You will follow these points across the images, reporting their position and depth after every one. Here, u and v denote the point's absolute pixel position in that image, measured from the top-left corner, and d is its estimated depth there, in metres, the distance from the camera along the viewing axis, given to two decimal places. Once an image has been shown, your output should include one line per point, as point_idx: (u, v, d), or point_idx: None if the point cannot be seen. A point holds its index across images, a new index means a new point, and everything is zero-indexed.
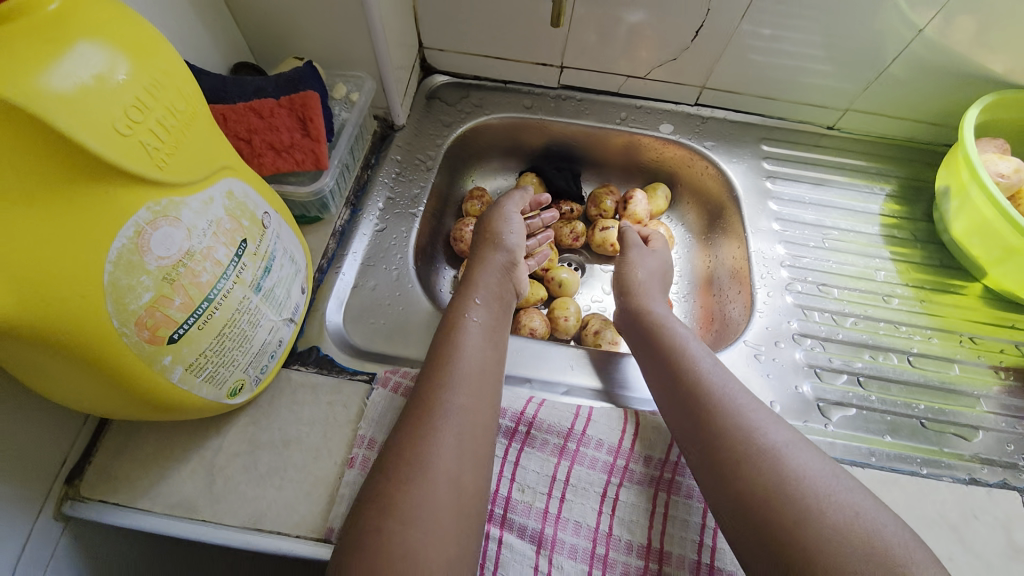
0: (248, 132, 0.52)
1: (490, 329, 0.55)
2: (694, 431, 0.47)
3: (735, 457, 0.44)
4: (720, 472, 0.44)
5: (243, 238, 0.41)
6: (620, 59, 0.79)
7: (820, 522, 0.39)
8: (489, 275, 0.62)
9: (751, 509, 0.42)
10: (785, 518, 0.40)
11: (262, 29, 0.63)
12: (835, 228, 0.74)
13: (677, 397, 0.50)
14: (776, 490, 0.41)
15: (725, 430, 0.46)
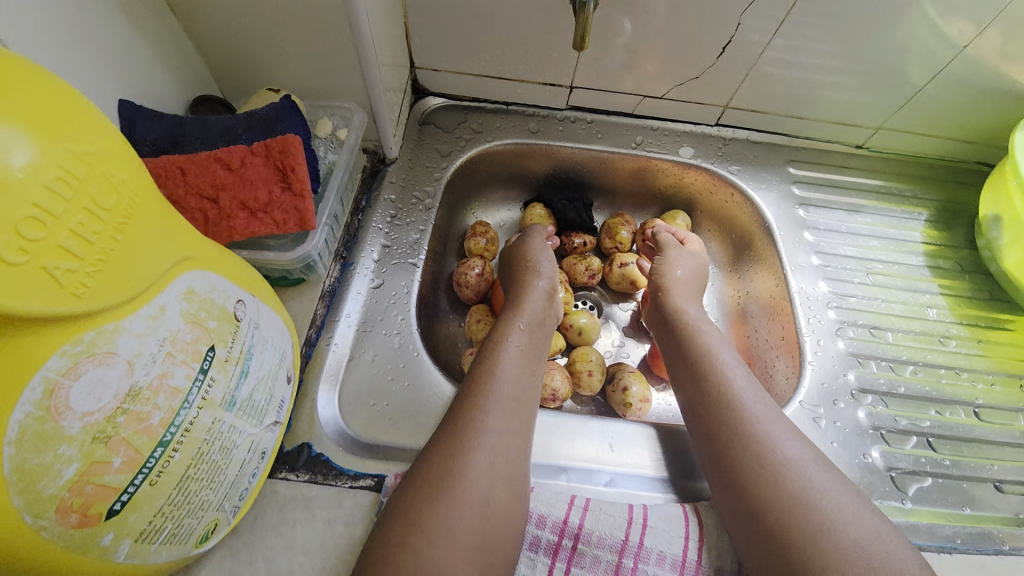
0: (214, 187, 0.42)
1: (528, 356, 0.53)
2: (714, 447, 0.46)
3: (751, 480, 0.43)
4: (736, 492, 0.43)
5: (211, 346, 0.31)
6: (635, 79, 0.70)
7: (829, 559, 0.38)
8: (534, 297, 0.59)
9: (759, 534, 0.41)
10: (793, 548, 0.39)
11: (225, 54, 0.52)
12: (879, 261, 0.68)
13: (701, 410, 0.49)
14: (787, 518, 0.40)
15: (745, 448, 0.44)
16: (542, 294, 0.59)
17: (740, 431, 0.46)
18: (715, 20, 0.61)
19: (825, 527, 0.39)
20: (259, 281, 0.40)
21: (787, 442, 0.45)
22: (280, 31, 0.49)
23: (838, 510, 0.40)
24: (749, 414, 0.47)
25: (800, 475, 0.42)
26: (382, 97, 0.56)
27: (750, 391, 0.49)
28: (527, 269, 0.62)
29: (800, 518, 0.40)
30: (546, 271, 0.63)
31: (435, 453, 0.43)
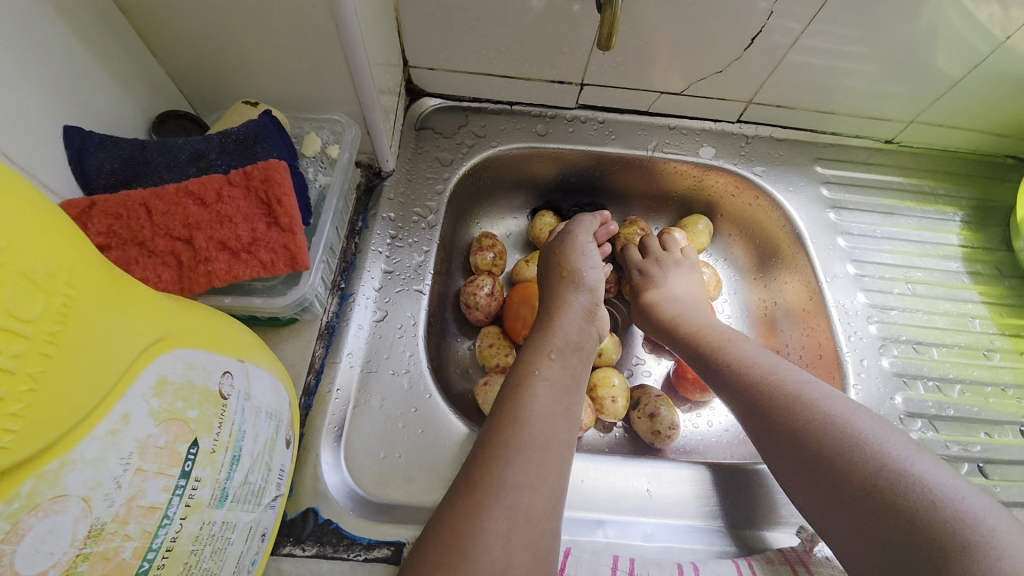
0: (187, 227, 0.36)
1: (564, 392, 0.45)
2: (756, 425, 0.43)
3: (798, 446, 0.39)
4: (790, 463, 0.39)
5: (193, 440, 0.26)
6: (651, 76, 0.64)
7: (898, 503, 0.32)
8: (570, 319, 0.52)
9: (824, 501, 0.36)
10: (864, 505, 0.34)
11: (193, 62, 0.45)
12: (916, 268, 0.65)
13: (734, 389, 0.46)
14: (841, 472, 0.36)
15: (782, 415, 0.41)
16: (581, 312, 0.53)
17: (771, 399, 0.43)
18: (743, 11, 0.54)
19: (883, 468, 0.34)
20: (246, 337, 0.34)
21: (823, 394, 0.41)
22: (253, 34, 0.42)
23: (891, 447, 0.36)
24: (781, 379, 0.44)
25: (846, 425, 0.38)
26: (374, 100, 0.48)
27: (774, 360, 0.47)
28: (565, 283, 0.55)
29: (853, 465, 0.36)
30: (588, 282, 0.55)
31: (450, 512, 0.36)
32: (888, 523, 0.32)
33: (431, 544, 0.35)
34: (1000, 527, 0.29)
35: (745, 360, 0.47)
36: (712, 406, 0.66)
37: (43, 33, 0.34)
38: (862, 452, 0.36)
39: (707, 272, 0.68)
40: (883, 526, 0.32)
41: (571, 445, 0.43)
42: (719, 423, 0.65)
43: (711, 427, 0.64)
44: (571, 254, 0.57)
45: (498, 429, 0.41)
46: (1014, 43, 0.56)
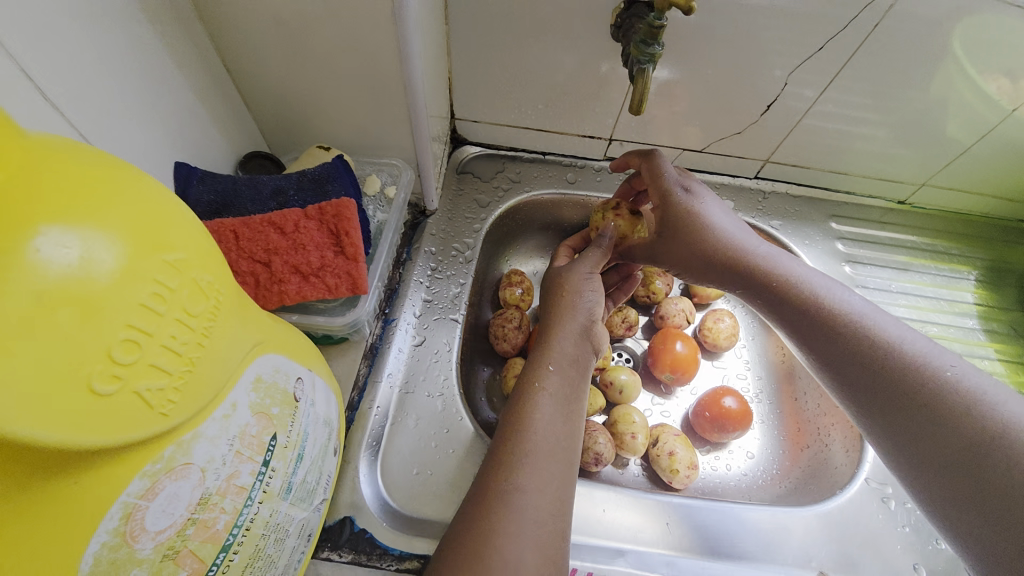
0: (267, 252, 0.41)
1: (566, 401, 0.46)
2: (809, 337, 0.45)
3: (874, 390, 0.40)
4: (865, 405, 0.41)
5: (274, 434, 0.29)
6: (676, 135, 0.70)
7: (964, 425, 0.35)
8: (568, 336, 0.50)
9: (896, 441, 0.39)
10: (917, 418, 0.38)
11: (276, 110, 0.52)
12: (931, 323, 0.67)
13: (802, 329, 0.45)
14: (920, 412, 0.38)
15: (857, 359, 0.42)
16: (576, 329, 0.51)
17: (846, 341, 0.42)
18: (759, 81, 0.60)
19: (965, 413, 0.36)
20: (312, 351, 0.39)
21: (905, 337, 0.41)
22: (332, 89, 0.49)
23: (978, 390, 0.37)
24: (854, 322, 0.43)
25: (929, 364, 0.39)
26: (428, 147, 0.54)
27: (847, 294, 0.46)
28: (561, 304, 0.53)
29: (934, 409, 0.37)
30: (586, 303, 0.52)
31: (470, 514, 0.39)
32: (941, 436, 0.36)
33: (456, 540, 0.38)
34: None
35: (819, 298, 0.45)
36: (730, 449, 0.67)
37: (167, 88, 0.42)
38: (945, 399, 0.37)
39: (726, 320, 0.71)
40: (951, 452, 0.36)
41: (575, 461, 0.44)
42: (737, 467, 0.66)
43: (730, 471, 0.65)
44: (568, 279, 0.54)
45: (505, 439, 0.43)
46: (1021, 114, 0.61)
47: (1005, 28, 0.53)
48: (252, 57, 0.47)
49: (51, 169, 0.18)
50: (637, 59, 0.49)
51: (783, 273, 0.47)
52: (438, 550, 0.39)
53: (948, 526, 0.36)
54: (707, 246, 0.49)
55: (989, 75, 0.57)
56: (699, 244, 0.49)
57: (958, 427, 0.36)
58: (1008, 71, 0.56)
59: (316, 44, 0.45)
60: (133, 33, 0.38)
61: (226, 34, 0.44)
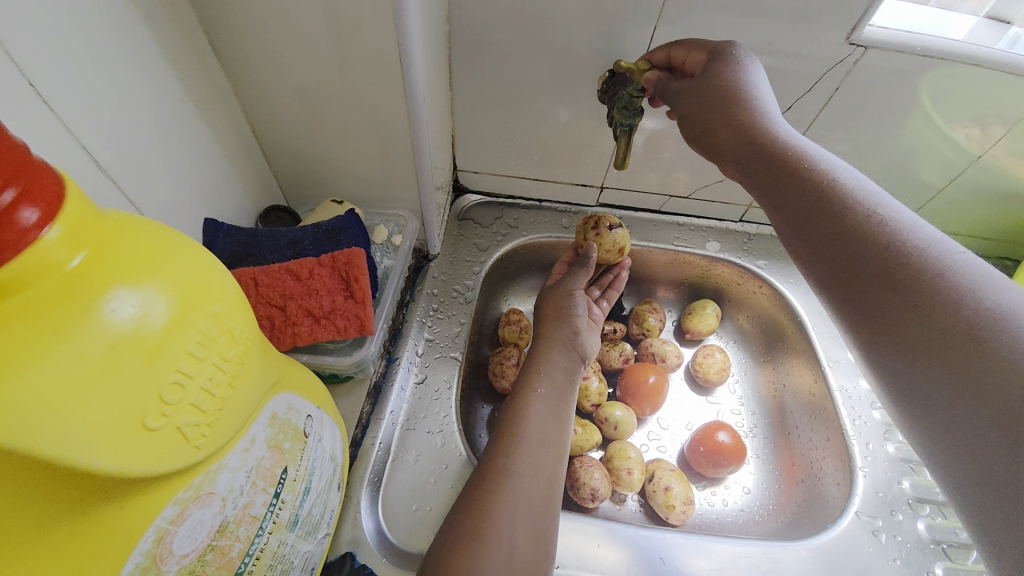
0: (283, 297, 0.45)
1: (557, 403, 0.52)
2: (804, 220, 0.38)
3: (857, 268, 0.34)
4: (846, 288, 0.35)
5: (285, 467, 0.32)
6: (663, 182, 0.75)
7: (959, 322, 0.29)
8: (557, 346, 0.57)
9: (874, 334, 0.33)
10: (908, 313, 0.31)
11: (295, 169, 0.58)
12: None
13: (792, 200, 0.39)
14: (904, 294, 0.32)
15: (844, 242, 0.35)
16: (565, 339, 0.57)
17: (837, 216, 0.36)
18: None
19: (955, 296, 0.30)
20: (320, 389, 0.42)
21: (905, 217, 0.34)
22: (346, 148, 0.55)
23: (979, 277, 0.30)
24: (849, 196, 0.36)
25: (933, 253, 0.32)
26: (431, 197, 0.59)
27: (862, 179, 0.38)
28: (553, 317, 0.60)
29: (922, 291, 0.31)
30: (574, 317, 0.59)
31: (472, 496, 0.45)
32: (934, 332, 0.30)
33: (456, 524, 0.43)
34: None
35: (826, 178, 0.38)
36: (726, 485, 0.68)
37: (201, 152, 0.47)
38: (937, 281, 0.30)
39: (717, 356, 0.74)
40: (945, 353, 0.29)
41: (564, 458, 0.50)
42: (734, 503, 0.66)
43: (727, 507, 0.66)
44: (560, 294, 0.62)
45: (503, 435, 0.49)
46: (989, 158, 0.64)
47: (964, 83, 0.57)
48: (277, 123, 0.52)
49: (123, 240, 0.22)
50: (619, 122, 0.54)
51: (787, 140, 0.41)
52: (438, 533, 0.44)
53: (916, 425, 0.31)
54: (728, 113, 0.43)
55: (957, 125, 0.61)
56: (728, 89, 0.44)
57: (946, 311, 0.30)
58: (975, 120, 0.60)
59: (335, 111, 0.51)
60: (176, 108, 0.43)
61: (255, 104, 0.51)
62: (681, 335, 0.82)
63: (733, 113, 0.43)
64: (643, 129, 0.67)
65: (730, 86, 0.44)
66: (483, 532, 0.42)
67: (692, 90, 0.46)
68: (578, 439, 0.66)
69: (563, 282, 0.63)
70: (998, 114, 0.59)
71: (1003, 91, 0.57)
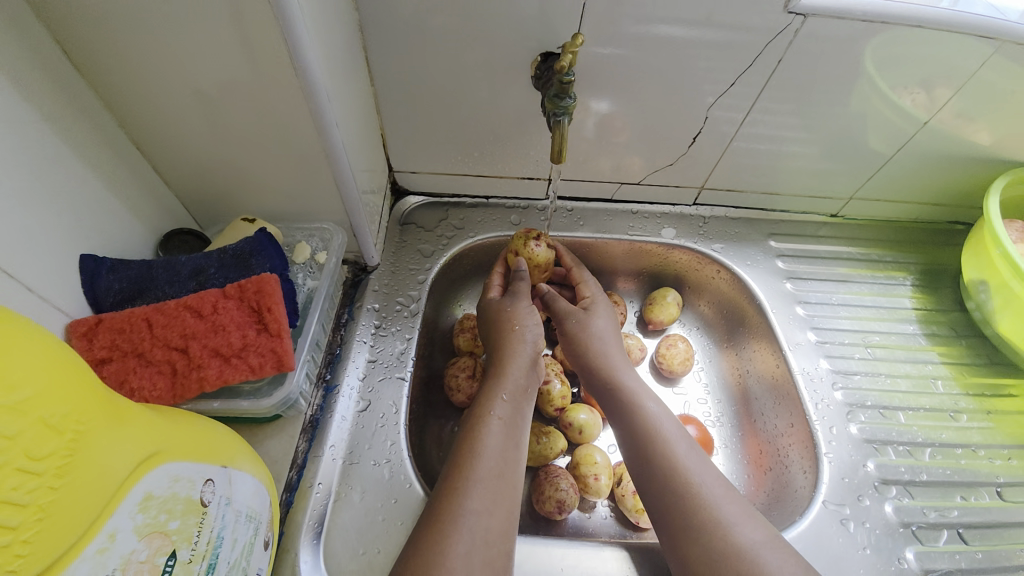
0: (183, 338, 0.40)
1: (515, 430, 0.50)
2: (634, 447, 0.51)
3: (664, 508, 0.47)
4: (657, 517, 0.47)
5: (171, 552, 0.28)
6: (612, 170, 0.71)
7: (719, 551, 0.42)
8: (518, 368, 0.54)
9: (669, 537, 0.45)
10: (689, 533, 0.44)
11: (196, 186, 0.51)
12: (874, 333, 0.70)
13: (633, 439, 0.51)
14: (696, 538, 0.44)
15: (656, 470, 0.48)
16: (527, 359, 0.55)
17: (655, 449, 0.49)
18: (684, 113, 0.62)
19: (721, 527, 0.43)
20: (229, 441, 0.37)
21: (696, 457, 0.49)
22: (253, 158, 0.49)
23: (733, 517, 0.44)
24: (672, 448, 0.49)
25: (706, 492, 0.46)
26: (358, 205, 0.54)
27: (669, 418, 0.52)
28: (510, 334, 0.56)
29: (701, 517, 0.44)
30: (532, 335, 0.57)
31: (421, 542, 0.41)
32: (701, 552, 0.43)
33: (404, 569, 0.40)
34: (769, 559, 0.41)
35: (646, 414, 0.52)
36: None
37: (70, 179, 0.40)
38: (710, 513, 0.44)
39: (680, 345, 0.72)
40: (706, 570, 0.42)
41: (519, 486, 0.47)
42: None
43: None
44: (517, 308, 0.58)
45: (457, 469, 0.45)
46: (936, 123, 0.63)
47: (909, 44, 0.55)
48: (166, 136, 0.46)
49: None
50: (552, 112, 0.50)
51: (627, 387, 0.55)
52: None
53: None
54: (592, 355, 0.57)
55: (902, 91, 0.59)
56: (594, 340, 0.58)
57: (711, 539, 0.43)
58: (922, 83, 0.59)
59: (232, 118, 0.45)
60: (31, 134, 0.37)
61: (135, 115, 0.44)
62: (643, 327, 0.79)
63: (595, 350, 0.58)
64: (590, 113, 0.62)
65: (595, 332, 0.59)
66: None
67: (568, 336, 0.60)
68: (542, 448, 0.63)
69: (515, 297, 0.60)
70: (940, 76, 0.58)
71: (945, 52, 0.55)
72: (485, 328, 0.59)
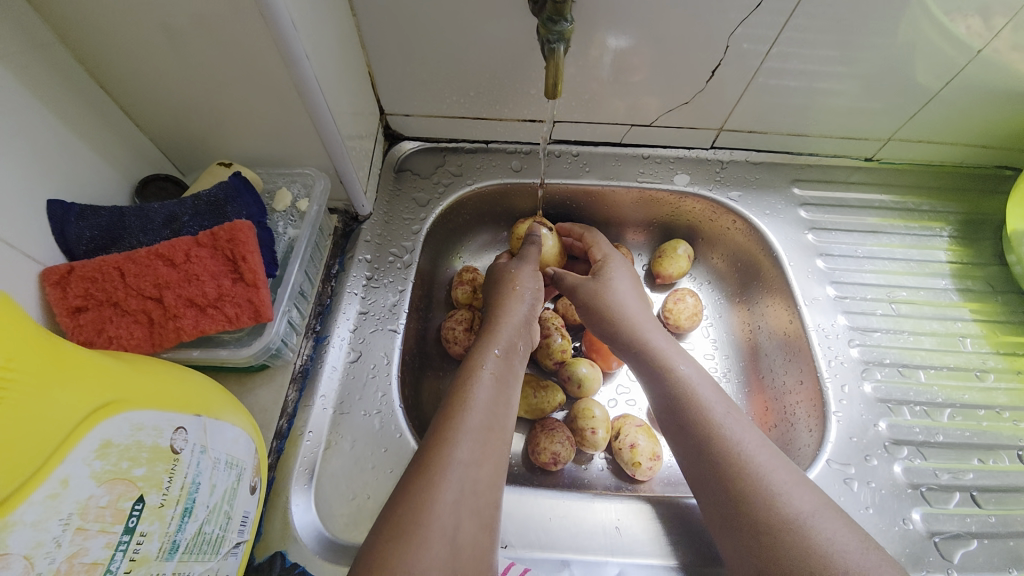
0: (157, 287, 0.39)
1: (506, 388, 0.48)
2: (674, 415, 0.49)
3: (705, 476, 0.45)
4: (699, 486, 0.45)
5: (138, 497, 0.28)
6: (621, 111, 0.65)
7: (768, 518, 0.40)
8: (510, 326, 0.52)
9: (716, 505, 0.43)
10: (736, 501, 0.42)
11: (170, 127, 0.48)
12: (901, 288, 0.65)
13: (666, 405, 0.49)
14: (743, 504, 0.41)
15: (699, 439, 0.46)
16: (520, 318, 0.53)
17: (696, 417, 0.47)
18: (702, 44, 0.55)
19: (769, 495, 0.41)
20: (210, 392, 0.36)
21: (738, 424, 0.46)
22: (224, 99, 0.46)
23: (778, 485, 0.41)
24: (708, 411, 0.47)
25: (751, 460, 0.43)
26: (342, 150, 0.51)
27: (709, 385, 0.50)
28: (510, 293, 0.55)
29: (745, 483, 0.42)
30: (531, 295, 0.55)
31: (404, 491, 0.40)
32: (750, 519, 0.40)
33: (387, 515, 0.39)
34: (822, 526, 0.39)
35: (682, 381, 0.49)
36: None
37: (31, 123, 0.38)
38: (757, 479, 0.42)
39: (688, 300, 0.68)
40: (756, 538, 0.40)
41: (508, 440, 0.46)
42: None
43: None
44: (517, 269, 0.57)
45: (443, 421, 0.44)
46: (992, 53, 0.54)
47: None
48: (127, 71, 0.42)
49: None
50: (546, 38, 0.45)
51: (664, 354, 0.52)
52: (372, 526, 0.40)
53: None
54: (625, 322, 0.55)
55: (958, 15, 0.51)
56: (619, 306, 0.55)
57: (758, 507, 0.41)
58: (979, 9, 0.50)
59: (194, 53, 0.41)
60: None
61: (92, 51, 0.40)
62: (651, 281, 0.75)
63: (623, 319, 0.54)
64: (605, 50, 0.56)
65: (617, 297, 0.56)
66: (419, 529, 0.38)
67: (584, 302, 0.57)
68: (539, 402, 0.62)
69: (521, 260, 0.58)
70: None
71: None
72: (486, 289, 0.58)
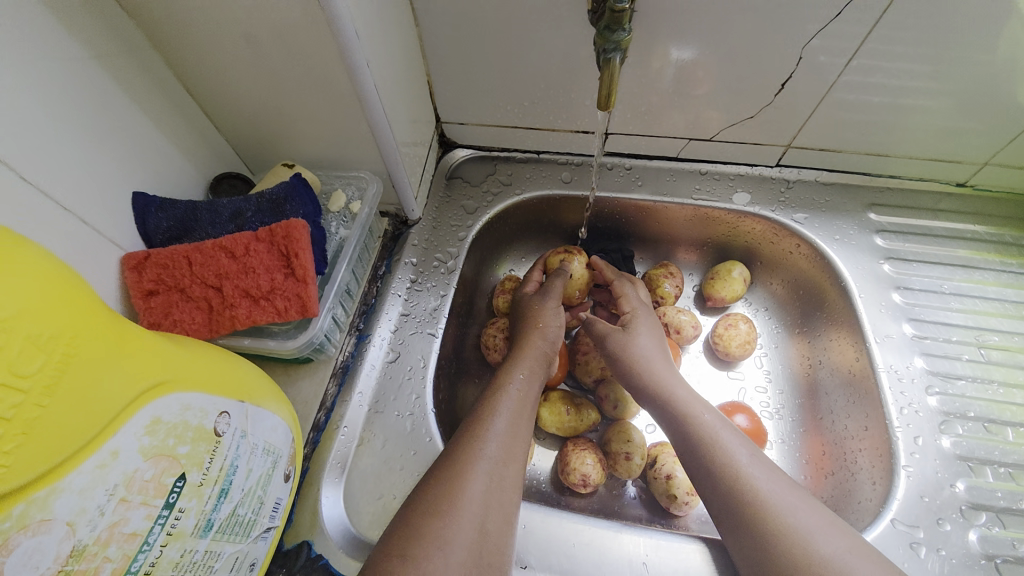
0: (218, 277, 0.42)
1: (528, 404, 0.47)
2: (691, 450, 0.45)
3: (734, 516, 0.41)
4: (725, 525, 0.42)
5: (179, 474, 0.29)
6: (679, 125, 0.62)
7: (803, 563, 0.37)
8: (537, 356, 0.51)
9: (745, 545, 0.40)
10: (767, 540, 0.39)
11: (245, 130, 0.52)
12: (992, 332, 0.57)
13: (685, 444, 0.46)
14: (772, 542, 0.38)
15: (718, 474, 0.43)
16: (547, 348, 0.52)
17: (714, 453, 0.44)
18: (771, 56, 0.52)
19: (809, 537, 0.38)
20: (256, 380, 0.38)
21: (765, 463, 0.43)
22: (291, 105, 0.49)
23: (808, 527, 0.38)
24: (732, 454, 0.44)
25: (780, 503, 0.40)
26: (396, 155, 0.53)
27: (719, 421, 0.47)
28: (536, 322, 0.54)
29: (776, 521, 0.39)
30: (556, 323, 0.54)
31: (431, 477, 0.40)
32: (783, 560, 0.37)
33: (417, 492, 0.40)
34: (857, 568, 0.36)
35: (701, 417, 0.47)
36: None
37: (125, 124, 0.42)
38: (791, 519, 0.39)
39: (742, 327, 0.64)
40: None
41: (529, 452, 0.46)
42: None
43: None
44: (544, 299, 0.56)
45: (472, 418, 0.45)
46: None
47: None
48: (211, 78, 0.46)
49: None
50: (601, 48, 0.44)
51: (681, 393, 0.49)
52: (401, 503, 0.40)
53: None
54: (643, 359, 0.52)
55: None
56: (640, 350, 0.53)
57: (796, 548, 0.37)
58: None
59: (267, 62, 0.44)
60: (90, 79, 0.39)
61: (181, 59, 0.45)
62: (702, 304, 0.72)
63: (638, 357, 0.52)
64: (667, 62, 0.54)
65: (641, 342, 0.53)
66: (449, 507, 0.38)
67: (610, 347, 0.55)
68: (572, 421, 0.60)
69: (550, 294, 0.57)
70: None
71: None
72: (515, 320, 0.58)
